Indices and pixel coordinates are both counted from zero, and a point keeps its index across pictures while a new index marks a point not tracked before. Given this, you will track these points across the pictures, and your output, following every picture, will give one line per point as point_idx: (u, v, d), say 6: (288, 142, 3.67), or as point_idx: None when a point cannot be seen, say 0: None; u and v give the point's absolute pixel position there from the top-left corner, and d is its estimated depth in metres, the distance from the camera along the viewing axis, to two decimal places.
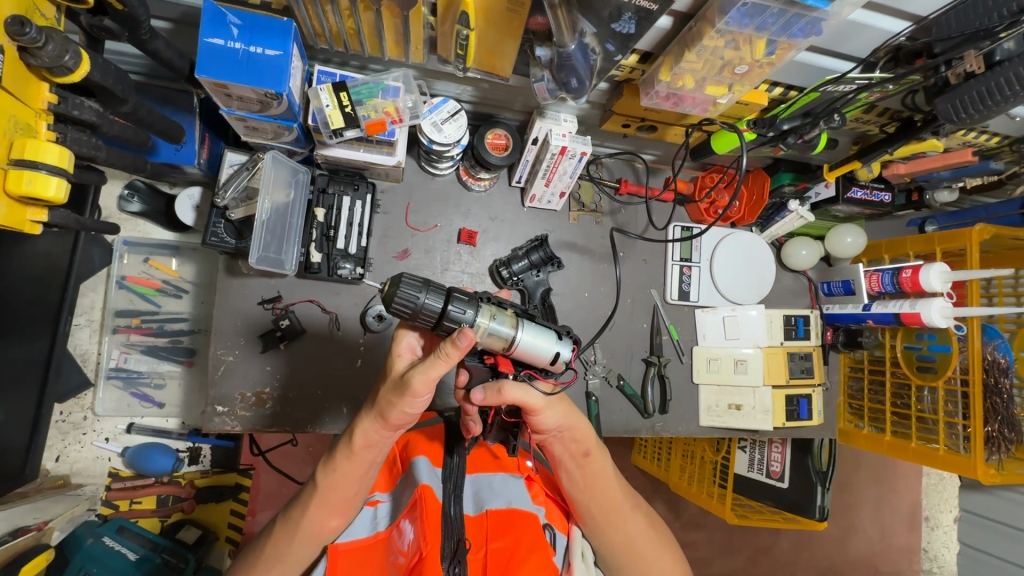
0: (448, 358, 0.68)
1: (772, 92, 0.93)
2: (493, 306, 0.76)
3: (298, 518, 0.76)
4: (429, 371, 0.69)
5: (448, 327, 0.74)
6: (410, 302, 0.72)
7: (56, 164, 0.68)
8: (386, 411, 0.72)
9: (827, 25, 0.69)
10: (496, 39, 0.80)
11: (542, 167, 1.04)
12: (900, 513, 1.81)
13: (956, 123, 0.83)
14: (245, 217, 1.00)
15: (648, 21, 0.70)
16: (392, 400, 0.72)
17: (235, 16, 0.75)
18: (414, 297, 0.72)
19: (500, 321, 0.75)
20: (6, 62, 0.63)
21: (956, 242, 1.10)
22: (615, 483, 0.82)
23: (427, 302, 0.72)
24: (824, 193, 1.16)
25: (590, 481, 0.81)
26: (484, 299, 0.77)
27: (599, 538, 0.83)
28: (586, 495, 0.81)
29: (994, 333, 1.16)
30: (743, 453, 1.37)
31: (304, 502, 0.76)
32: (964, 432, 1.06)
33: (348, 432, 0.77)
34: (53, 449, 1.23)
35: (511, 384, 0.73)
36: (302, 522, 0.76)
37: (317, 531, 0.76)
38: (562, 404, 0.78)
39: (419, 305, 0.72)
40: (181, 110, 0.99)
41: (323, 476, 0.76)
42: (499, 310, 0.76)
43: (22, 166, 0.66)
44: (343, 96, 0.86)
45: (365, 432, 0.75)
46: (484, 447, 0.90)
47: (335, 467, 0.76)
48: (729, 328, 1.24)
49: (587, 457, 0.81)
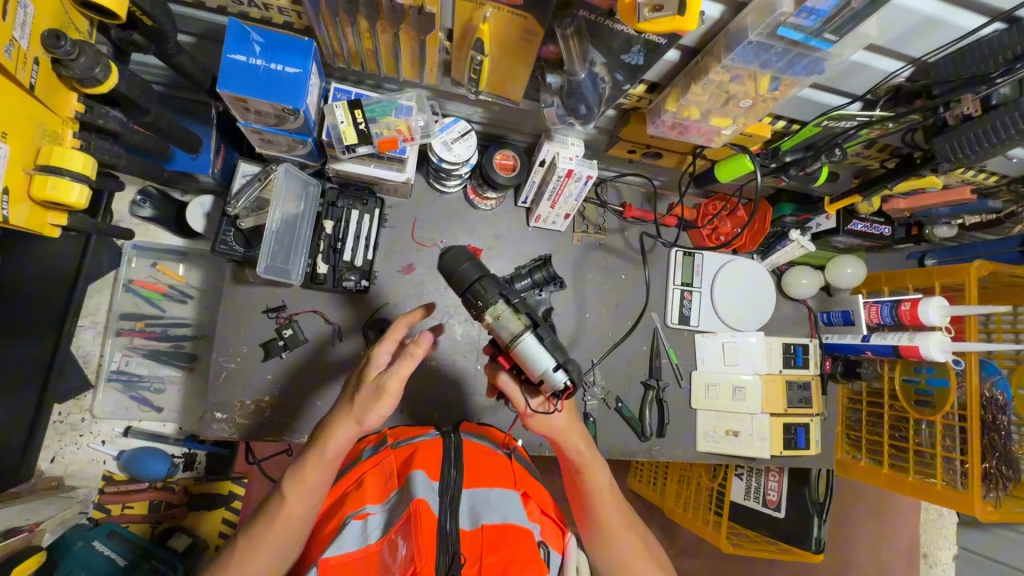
0: (412, 357, 0.73)
1: (776, 125, 0.96)
2: (506, 306, 0.76)
3: (261, 538, 0.73)
4: (398, 371, 0.73)
5: (467, 303, 0.78)
6: (450, 263, 0.78)
7: (79, 170, 0.69)
8: (363, 417, 0.75)
9: (829, 65, 0.71)
10: (509, 65, 0.82)
11: (548, 188, 1.05)
12: (898, 550, 1.79)
13: (954, 162, 0.85)
14: (256, 226, 1.01)
15: (656, 53, 0.73)
16: (369, 404, 0.75)
17: (259, 34, 0.78)
18: (457, 261, 0.78)
19: (504, 324, 0.76)
20: (41, 73, 0.64)
21: (955, 277, 1.11)
22: (609, 505, 0.83)
23: (460, 275, 0.78)
24: (824, 224, 1.17)
25: (584, 497, 0.84)
26: (506, 293, 0.78)
27: (591, 554, 0.83)
28: (579, 508, 0.85)
29: (992, 369, 1.17)
30: (740, 481, 1.37)
31: (272, 511, 0.74)
32: (961, 468, 1.06)
33: (322, 436, 0.77)
34: (49, 449, 1.21)
35: (504, 376, 0.83)
36: (267, 535, 0.73)
37: (283, 548, 0.74)
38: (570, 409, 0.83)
39: (452, 274, 0.78)
40: (198, 121, 1.00)
41: (293, 482, 0.75)
42: (508, 308, 0.76)
43: (47, 172, 0.67)
44: (356, 113, 0.88)
45: (340, 441, 0.76)
46: (477, 443, 0.90)
47: (304, 477, 0.75)
48: (728, 354, 1.25)
49: (580, 474, 0.84)
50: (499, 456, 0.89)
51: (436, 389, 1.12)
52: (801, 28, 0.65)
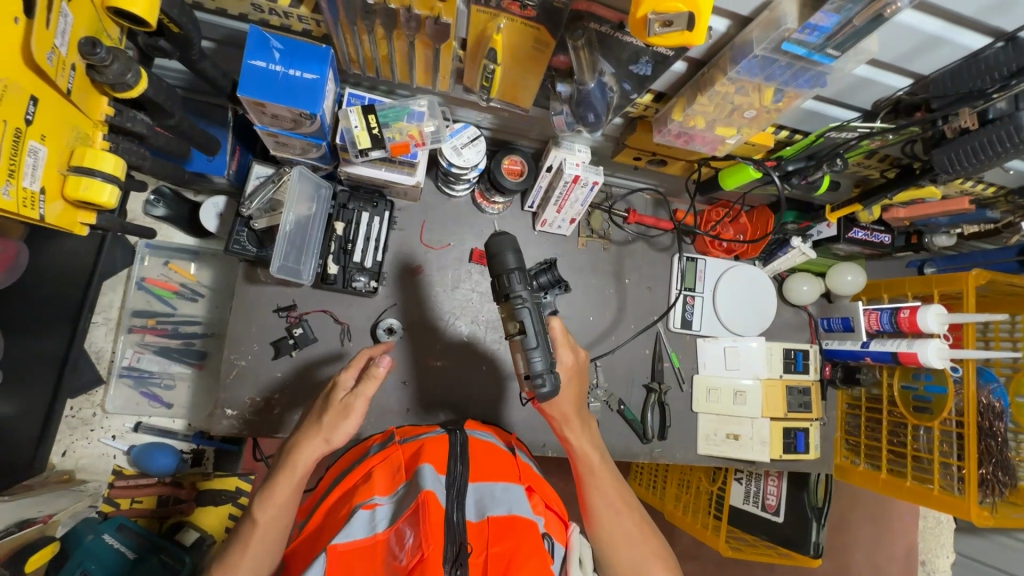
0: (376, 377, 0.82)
1: (778, 135, 0.98)
2: (510, 306, 0.85)
3: (237, 562, 0.75)
4: (366, 392, 0.81)
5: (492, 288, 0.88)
6: (493, 249, 0.86)
7: (111, 172, 0.72)
8: (331, 435, 0.80)
9: (831, 79, 0.74)
10: (521, 74, 0.84)
11: (555, 193, 1.07)
12: (895, 556, 1.81)
13: (953, 174, 0.87)
14: (269, 227, 1.04)
15: (663, 65, 0.75)
16: (336, 423, 0.81)
17: (278, 41, 0.81)
18: (501, 248, 0.86)
19: (507, 320, 0.86)
20: (77, 79, 0.67)
21: (954, 285, 1.13)
22: (607, 486, 0.89)
23: (501, 261, 0.86)
24: (825, 232, 1.21)
25: (586, 478, 0.90)
26: (514, 298, 0.85)
27: (596, 536, 0.87)
28: (583, 490, 0.90)
29: (990, 378, 1.19)
30: (739, 485, 1.39)
31: (246, 536, 0.77)
32: (959, 474, 1.09)
33: (290, 456, 0.80)
34: (61, 443, 1.23)
35: None
36: (245, 557, 0.75)
37: (259, 568, 0.77)
38: (572, 391, 0.91)
39: (495, 257, 0.86)
40: (215, 123, 1.03)
41: (261, 506, 0.78)
42: (508, 314, 0.84)
43: (80, 172, 0.70)
44: (370, 118, 0.91)
45: (308, 457, 0.80)
46: (484, 441, 0.91)
47: (275, 497, 0.78)
48: (730, 358, 1.26)
49: (581, 456, 0.90)
50: (502, 450, 0.91)
51: (442, 389, 1.14)
52: (804, 44, 0.67)
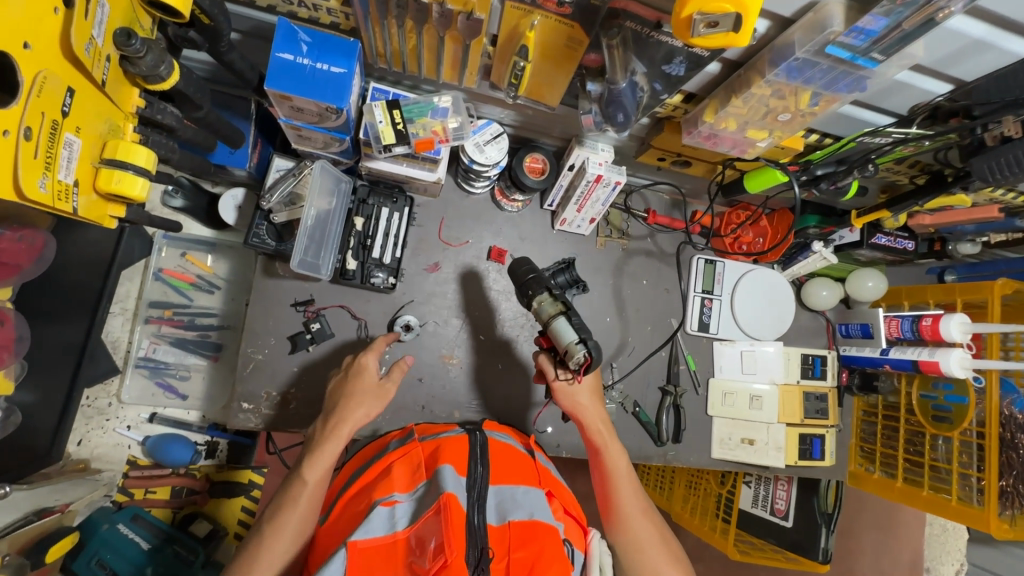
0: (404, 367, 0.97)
1: (808, 139, 0.96)
2: (547, 295, 0.90)
3: (287, 516, 0.77)
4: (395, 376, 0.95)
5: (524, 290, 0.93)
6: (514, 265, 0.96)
7: (143, 165, 0.72)
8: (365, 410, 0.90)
9: (872, 83, 0.72)
10: (550, 72, 0.83)
11: (576, 193, 1.06)
12: (900, 563, 1.80)
13: (989, 182, 0.85)
14: (288, 221, 1.02)
15: (698, 66, 0.74)
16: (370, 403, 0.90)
17: (306, 34, 0.80)
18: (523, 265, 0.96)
19: (546, 306, 0.90)
20: (111, 70, 0.66)
21: (977, 294, 1.12)
22: (621, 483, 0.89)
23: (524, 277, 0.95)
24: (848, 236, 1.18)
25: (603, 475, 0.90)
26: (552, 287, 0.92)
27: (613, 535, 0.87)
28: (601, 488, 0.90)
29: (1011, 388, 1.15)
30: (748, 488, 1.38)
31: (294, 497, 0.79)
32: (977, 484, 1.07)
33: (336, 420, 0.87)
34: (76, 432, 1.24)
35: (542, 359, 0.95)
36: (293, 516, 0.78)
37: (302, 530, 0.78)
38: (590, 382, 0.94)
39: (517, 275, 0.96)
40: (238, 115, 1.02)
41: (310, 466, 0.82)
42: (551, 296, 0.89)
43: (113, 165, 0.69)
44: (395, 113, 0.89)
45: (358, 416, 0.88)
46: (504, 443, 0.90)
47: (326, 450, 0.83)
48: (746, 362, 1.25)
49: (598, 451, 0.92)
50: (521, 452, 0.91)
51: (457, 387, 1.13)
52: (849, 47, 0.66)
